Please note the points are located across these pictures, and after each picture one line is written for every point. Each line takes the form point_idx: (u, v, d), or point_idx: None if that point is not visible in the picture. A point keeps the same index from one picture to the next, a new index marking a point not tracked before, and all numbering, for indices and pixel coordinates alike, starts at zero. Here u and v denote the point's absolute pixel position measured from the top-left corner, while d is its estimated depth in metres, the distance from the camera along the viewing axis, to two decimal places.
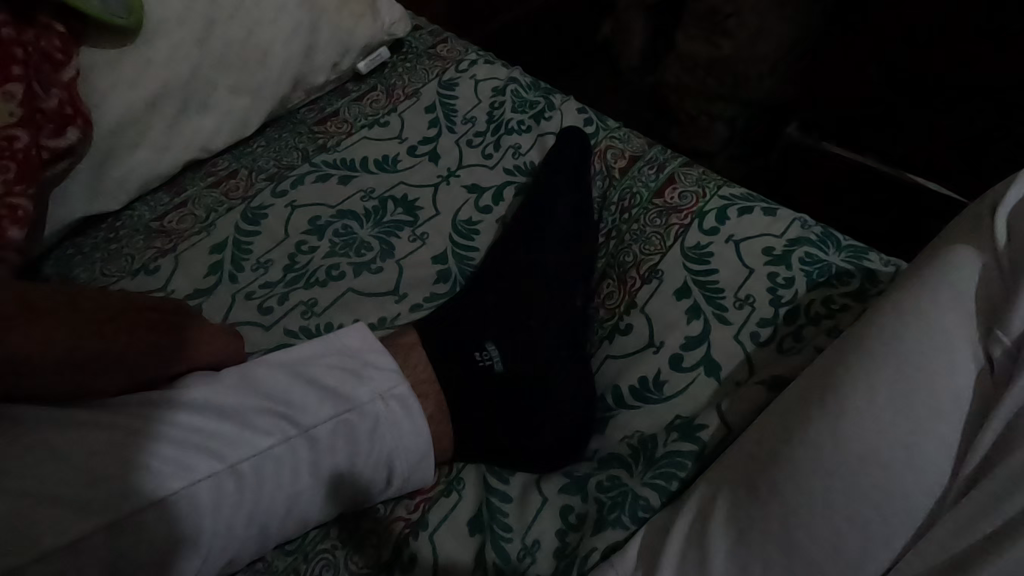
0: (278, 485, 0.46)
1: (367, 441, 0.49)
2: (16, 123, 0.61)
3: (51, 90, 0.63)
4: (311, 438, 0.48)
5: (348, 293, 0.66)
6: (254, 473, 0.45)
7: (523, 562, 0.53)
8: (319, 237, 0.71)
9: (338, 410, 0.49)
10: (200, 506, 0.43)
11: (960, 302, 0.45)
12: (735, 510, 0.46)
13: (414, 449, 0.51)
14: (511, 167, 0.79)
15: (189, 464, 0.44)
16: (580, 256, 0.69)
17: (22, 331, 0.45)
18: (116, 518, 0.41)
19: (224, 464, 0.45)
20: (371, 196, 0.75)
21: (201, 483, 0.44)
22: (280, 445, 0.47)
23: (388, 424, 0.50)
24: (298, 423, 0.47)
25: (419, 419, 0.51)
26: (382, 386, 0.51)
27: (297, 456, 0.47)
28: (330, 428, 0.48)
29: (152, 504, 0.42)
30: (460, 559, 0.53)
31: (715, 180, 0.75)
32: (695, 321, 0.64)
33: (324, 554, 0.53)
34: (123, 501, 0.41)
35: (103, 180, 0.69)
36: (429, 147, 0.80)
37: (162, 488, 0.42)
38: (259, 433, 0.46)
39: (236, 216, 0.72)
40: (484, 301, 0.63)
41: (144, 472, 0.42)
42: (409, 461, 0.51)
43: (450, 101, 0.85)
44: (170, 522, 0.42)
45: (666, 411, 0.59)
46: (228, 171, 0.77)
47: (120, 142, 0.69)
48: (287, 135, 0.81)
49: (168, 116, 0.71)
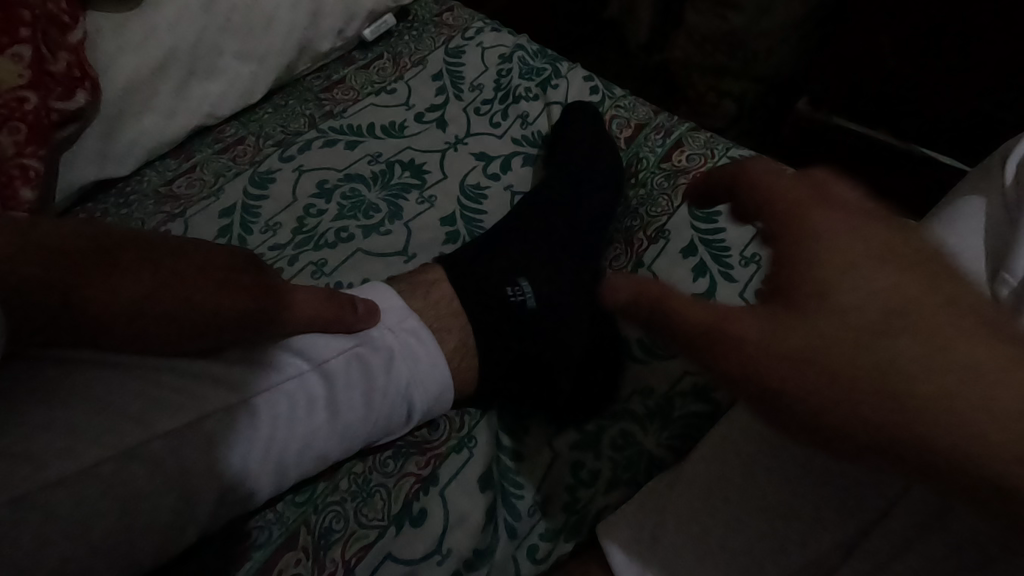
0: (292, 420, 0.46)
1: (383, 372, 0.49)
2: (25, 85, 0.60)
3: (59, 53, 0.63)
4: (325, 371, 0.47)
5: (357, 254, 0.67)
6: (268, 408, 0.45)
7: (532, 517, 0.54)
8: (327, 200, 0.71)
9: (350, 343, 0.49)
10: (212, 439, 0.43)
11: (970, 246, 0.44)
12: None
13: (432, 379, 0.51)
14: (519, 138, 0.78)
15: (201, 395, 0.44)
16: (600, 201, 0.68)
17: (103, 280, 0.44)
18: (129, 449, 0.41)
19: (237, 398, 0.44)
20: (377, 160, 0.75)
21: (214, 416, 0.43)
22: (294, 380, 0.46)
23: (402, 354, 0.50)
24: (312, 358, 0.47)
25: (433, 348, 0.51)
26: (392, 321, 0.51)
27: (313, 390, 0.47)
28: (344, 360, 0.48)
29: (161, 435, 0.42)
30: (470, 514, 0.53)
31: (724, 142, 0.74)
32: (701, 279, 0.64)
33: (334, 506, 0.53)
34: (139, 431, 0.42)
35: (113, 145, 0.70)
36: (437, 114, 0.80)
37: (175, 420, 0.42)
38: (272, 368, 0.46)
39: (244, 180, 0.73)
40: (509, 240, 0.62)
41: (158, 405, 0.43)
42: (427, 393, 0.51)
43: (456, 68, 0.84)
44: (181, 454, 0.42)
45: (674, 370, 0.59)
46: (236, 137, 0.77)
47: (128, 107, 0.70)
48: (294, 101, 0.81)
49: (175, 82, 0.72)
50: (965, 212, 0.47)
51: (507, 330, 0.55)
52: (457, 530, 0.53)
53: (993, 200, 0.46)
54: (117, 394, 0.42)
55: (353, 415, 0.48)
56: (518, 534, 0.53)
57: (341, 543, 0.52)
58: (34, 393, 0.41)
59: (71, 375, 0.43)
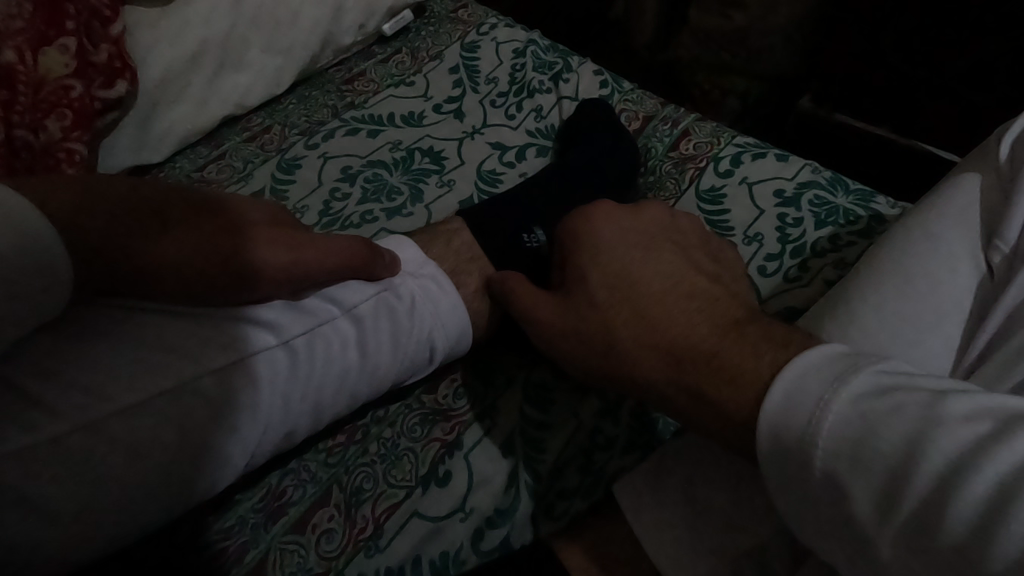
0: (327, 360, 0.49)
1: (407, 315, 0.53)
2: (71, 74, 0.65)
3: (100, 45, 0.67)
4: (354, 317, 0.51)
5: (381, 234, 0.70)
6: (306, 348, 0.48)
7: (552, 480, 0.57)
8: (351, 184, 0.74)
9: (376, 289, 0.53)
10: (254, 376, 0.46)
11: (963, 218, 0.48)
12: None
13: (452, 324, 0.55)
14: (533, 129, 0.81)
15: (246, 335, 0.46)
16: (613, 172, 0.72)
17: (146, 240, 0.45)
18: (181, 383, 0.44)
19: (279, 339, 0.47)
20: (398, 147, 0.78)
21: (257, 356, 0.46)
22: (327, 324, 0.50)
23: (424, 298, 0.54)
24: (343, 303, 0.51)
25: (452, 293, 0.56)
26: (412, 268, 0.55)
27: (343, 333, 0.50)
28: (371, 305, 0.52)
29: (208, 372, 0.44)
30: (492, 476, 0.57)
31: (729, 131, 0.77)
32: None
33: (364, 466, 0.57)
34: (192, 366, 0.44)
35: (149, 132, 0.73)
36: (454, 106, 0.83)
37: (224, 357, 0.45)
38: (306, 312, 0.49)
39: (272, 166, 0.76)
40: (525, 197, 0.67)
41: (206, 343, 0.45)
42: (447, 334, 0.55)
43: (472, 62, 0.88)
44: (229, 389, 0.45)
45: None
46: (262, 126, 0.81)
47: (164, 96, 0.74)
48: (317, 92, 0.85)
49: (207, 73, 0.76)
50: (964, 187, 0.50)
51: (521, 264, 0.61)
52: (481, 490, 0.56)
53: (986, 179, 0.49)
54: (165, 333, 0.45)
55: (381, 356, 0.52)
56: (538, 495, 0.56)
57: (371, 501, 0.55)
58: (87, 336, 0.44)
59: (118, 318, 0.45)
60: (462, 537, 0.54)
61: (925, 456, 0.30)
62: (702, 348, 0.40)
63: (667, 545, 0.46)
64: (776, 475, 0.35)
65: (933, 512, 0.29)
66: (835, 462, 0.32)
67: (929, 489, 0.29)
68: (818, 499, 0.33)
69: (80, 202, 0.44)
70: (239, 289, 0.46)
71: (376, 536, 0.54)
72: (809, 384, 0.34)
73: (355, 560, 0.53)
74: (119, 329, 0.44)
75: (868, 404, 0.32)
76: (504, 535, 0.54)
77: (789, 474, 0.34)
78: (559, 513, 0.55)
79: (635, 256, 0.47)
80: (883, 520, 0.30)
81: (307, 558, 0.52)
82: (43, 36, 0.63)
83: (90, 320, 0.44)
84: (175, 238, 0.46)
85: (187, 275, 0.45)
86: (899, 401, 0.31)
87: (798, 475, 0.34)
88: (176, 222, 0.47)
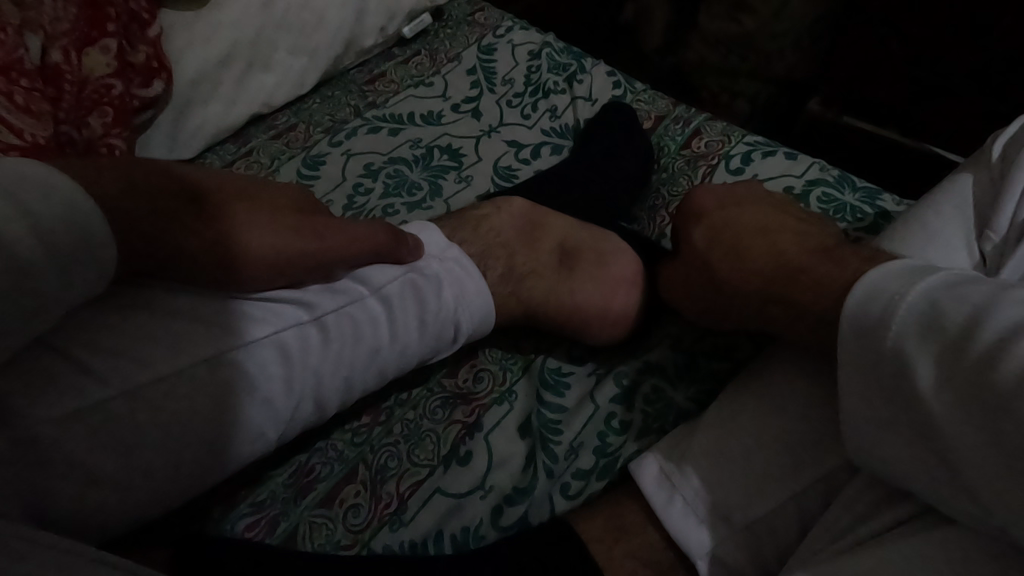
0: (357, 336, 0.52)
1: (435, 294, 0.56)
2: (112, 74, 0.68)
3: (139, 46, 0.70)
4: (383, 297, 0.53)
5: (401, 227, 0.73)
6: (337, 324, 0.51)
7: (569, 460, 0.59)
8: (373, 179, 0.78)
9: (403, 270, 0.55)
10: (289, 348, 0.49)
11: (958, 212, 0.51)
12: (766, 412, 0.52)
13: (476, 307, 0.58)
14: (548, 128, 0.84)
15: (281, 312, 0.49)
16: (631, 170, 0.76)
17: (190, 223, 0.46)
18: (219, 355, 0.46)
19: (311, 316, 0.50)
20: (418, 145, 0.82)
21: (292, 332, 0.49)
22: (357, 302, 0.52)
23: (450, 280, 0.57)
24: (372, 284, 0.53)
25: (475, 277, 0.58)
26: (436, 251, 0.58)
27: (373, 312, 0.53)
28: (399, 285, 0.54)
29: (246, 346, 0.47)
30: (511, 456, 0.60)
31: (740, 130, 0.80)
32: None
33: (389, 446, 0.59)
34: (232, 339, 0.46)
35: (181, 128, 0.77)
36: (471, 105, 0.86)
37: (260, 331, 0.47)
38: (339, 291, 0.52)
39: (297, 163, 0.80)
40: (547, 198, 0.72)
41: (244, 318, 0.47)
42: (473, 317, 0.58)
43: (489, 64, 0.91)
44: (265, 361, 0.47)
45: (696, 332, 0.65)
46: (288, 124, 0.84)
47: (196, 94, 0.77)
48: (339, 92, 0.88)
49: (236, 73, 0.80)
50: (958, 184, 0.53)
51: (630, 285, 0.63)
52: (500, 470, 0.59)
53: (982, 176, 0.52)
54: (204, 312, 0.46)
55: (410, 338, 0.55)
56: (555, 474, 0.58)
57: (396, 479, 0.58)
58: (125, 310, 0.45)
59: (156, 298, 0.46)
60: (483, 513, 0.57)
61: (987, 335, 0.38)
62: (793, 260, 0.50)
63: (686, 515, 0.50)
64: (848, 353, 0.43)
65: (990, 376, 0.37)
66: (907, 337, 0.41)
67: (989, 358, 0.38)
68: (881, 372, 0.42)
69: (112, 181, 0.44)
70: (276, 274, 0.48)
71: (400, 512, 0.57)
72: (889, 283, 0.43)
73: (379, 534, 0.55)
74: (158, 306, 0.46)
75: (941, 298, 0.41)
76: (523, 512, 0.57)
77: (859, 364, 0.43)
78: (573, 492, 0.58)
79: (740, 210, 0.56)
80: (945, 387, 0.39)
81: (335, 531, 0.55)
82: (86, 37, 0.67)
83: (128, 302, 0.45)
84: (219, 224, 0.47)
85: (223, 253, 0.46)
86: (970, 295, 0.41)
87: (871, 351, 0.42)
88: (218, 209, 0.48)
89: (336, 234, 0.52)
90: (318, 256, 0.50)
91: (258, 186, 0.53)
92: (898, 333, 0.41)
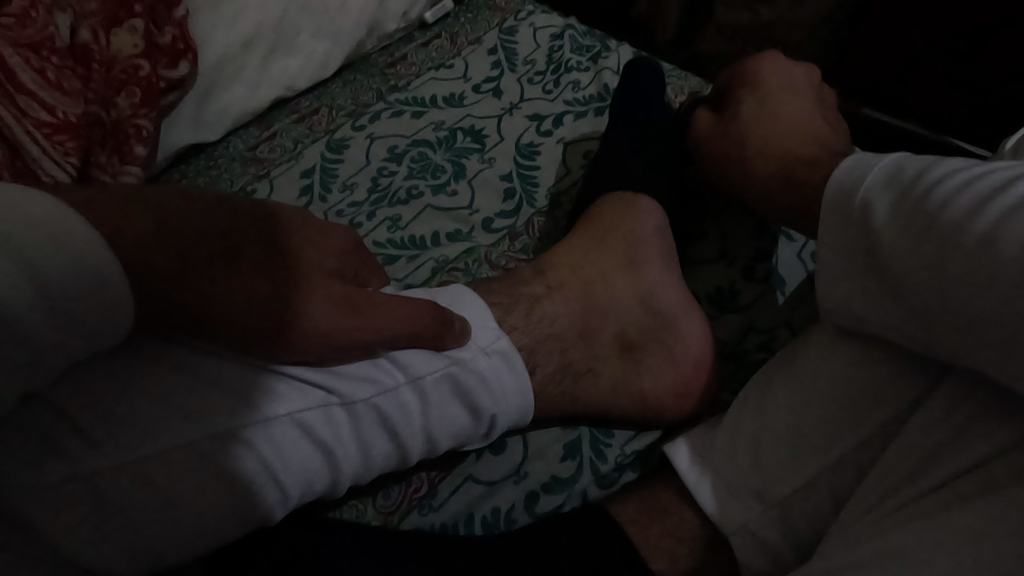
0: (380, 426, 0.48)
1: (474, 392, 0.51)
2: (139, 54, 0.68)
3: (166, 27, 0.69)
4: (419, 387, 0.49)
5: (427, 209, 0.73)
6: (362, 411, 0.47)
7: (618, 466, 0.58)
8: (398, 163, 0.77)
9: (446, 362, 0.50)
10: (304, 429, 0.45)
11: None
12: (799, 388, 0.51)
13: (515, 406, 0.53)
14: (570, 100, 0.84)
15: (305, 391, 0.45)
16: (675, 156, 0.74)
17: (215, 282, 0.43)
18: (231, 427, 0.43)
19: (336, 400, 0.46)
20: (441, 127, 0.81)
21: (314, 413, 0.46)
22: (389, 392, 0.48)
23: (494, 379, 0.52)
24: (409, 372, 0.49)
25: (521, 374, 0.53)
26: (484, 342, 0.52)
27: (406, 404, 0.49)
28: (438, 378, 0.50)
29: (264, 424, 0.44)
30: (549, 446, 0.59)
31: None
32: (763, 237, 0.69)
33: None
34: (246, 410, 0.43)
35: (205, 111, 0.77)
36: (492, 85, 0.86)
37: (278, 409, 0.44)
38: (369, 378, 0.48)
39: (321, 146, 0.79)
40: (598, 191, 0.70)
41: (265, 392, 0.44)
42: (510, 416, 0.54)
43: (510, 45, 0.90)
44: (282, 441, 0.44)
45: (741, 320, 0.65)
46: (311, 108, 0.83)
47: (220, 77, 0.77)
48: (361, 76, 0.87)
49: (260, 56, 0.79)
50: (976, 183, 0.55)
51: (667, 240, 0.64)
52: (537, 460, 0.58)
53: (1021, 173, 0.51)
54: (219, 372, 0.44)
55: (442, 425, 0.51)
56: (600, 475, 0.58)
57: (428, 466, 0.57)
58: (146, 354, 0.43)
59: (173, 349, 0.43)
60: (514, 499, 0.57)
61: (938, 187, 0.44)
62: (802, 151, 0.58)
63: (717, 491, 0.52)
64: (829, 208, 0.50)
65: (937, 219, 0.43)
66: (872, 193, 0.47)
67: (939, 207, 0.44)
68: (850, 228, 0.48)
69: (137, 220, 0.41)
70: (306, 348, 0.44)
71: (430, 496, 0.57)
72: (862, 160, 0.49)
73: (409, 517, 0.56)
74: (178, 361, 0.43)
75: (904, 164, 0.47)
76: (559, 502, 0.57)
77: (834, 219, 0.49)
78: (606, 477, 0.58)
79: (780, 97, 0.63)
80: (900, 232, 0.45)
81: (365, 512, 0.56)
82: (114, 17, 0.67)
83: (144, 346, 0.43)
84: (249, 285, 0.43)
85: (246, 322, 0.43)
86: (932, 164, 0.47)
87: (844, 200, 0.49)
88: (250, 267, 0.45)
89: (375, 316, 0.46)
90: (351, 339, 0.45)
91: (301, 246, 0.49)
92: (866, 190, 0.48)
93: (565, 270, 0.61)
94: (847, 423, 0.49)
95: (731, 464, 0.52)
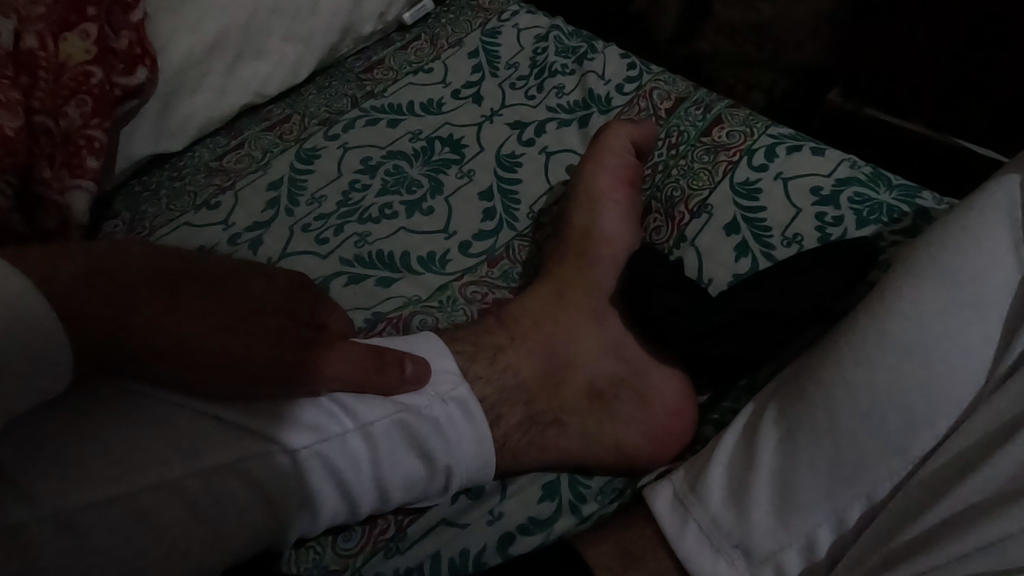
0: (329, 478, 0.46)
1: (426, 440, 0.48)
2: (92, 60, 0.64)
3: (121, 32, 0.66)
4: (367, 433, 0.47)
5: (400, 231, 0.69)
6: (309, 462, 0.45)
7: (598, 503, 0.54)
8: (371, 176, 0.73)
9: (394, 408, 0.48)
10: (249, 479, 0.43)
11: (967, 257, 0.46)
12: (790, 435, 0.46)
13: (472, 455, 0.50)
14: (554, 106, 0.79)
15: (247, 439, 0.44)
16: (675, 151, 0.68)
17: (150, 320, 0.43)
18: (167, 479, 0.41)
19: (281, 447, 0.45)
20: (419, 137, 0.77)
21: (256, 461, 0.44)
22: (337, 439, 0.46)
23: (449, 429, 0.49)
24: (356, 418, 0.47)
25: (480, 423, 0.51)
26: (442, 388, 0.50)
27: (355, 452, 0.46)
28: (387, 425, 0.48)
29: (202, 472, 0.42)
30: (526, 484, 0.54)
31: (763, 120, 0.74)
32: (743, 259, 0.64)
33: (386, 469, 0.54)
34: (185, 463, 0.42)
35: (168, 120, 0.73)
36: (473, 91, 0.81)
37: (220, 457, 0.43)
38: (312, 426, 0.45)
39: (291, 156, 0.75)
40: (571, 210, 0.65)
41: (209, 440, 0.43)
42: (467, 468, 0.50)
43: (493, 48, 0.86)
44: (226, 495, 0.43)
45: None
46: (283, 116, 0.80)
47: (183, 84, 0.73)
48: (336, 82, 0.83)
49: (226, 61, 0.75)
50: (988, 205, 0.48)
51: (657, 255, 0.60)
52: (513, 500, 0.54)
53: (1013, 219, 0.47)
54: (159, 426, 0.42)
55: (396, 476, 0.48)
56: (583, 515, 0.53)
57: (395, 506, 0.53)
58: (89, 416, 0.42)
59: (117, 402, 0.42)
60: (487, 539, 0.52)
61: None
62: None
63: (701, 542, 0.48)
64: None
65: None
66: None
67: None
68: None
69: (78, 272, 0.42)
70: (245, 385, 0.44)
71: (398, 538, 0.53)
72: None
73: (373, 560, 0.52)
74: (115, 414, 0.42)
75: None
76: (539, 543, 0.52)
77: None
78: (586, 513, 0.54)
79: None
80: None
81: (324, 554, 0.52)
82: (64, 21, 0.62)
83: (91, 402, 0.42)
84: (187, 322, 0.43)
85: (182, 360, 0.43)
86: None
87: None
88: (189, 302, 0.45)
89: (317, 355, 0.46)
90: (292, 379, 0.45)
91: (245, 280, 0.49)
92: None
93: (528, 323, 0.57)
94: (848, 474, 0.44)
95: (722, 516, 0.48)
